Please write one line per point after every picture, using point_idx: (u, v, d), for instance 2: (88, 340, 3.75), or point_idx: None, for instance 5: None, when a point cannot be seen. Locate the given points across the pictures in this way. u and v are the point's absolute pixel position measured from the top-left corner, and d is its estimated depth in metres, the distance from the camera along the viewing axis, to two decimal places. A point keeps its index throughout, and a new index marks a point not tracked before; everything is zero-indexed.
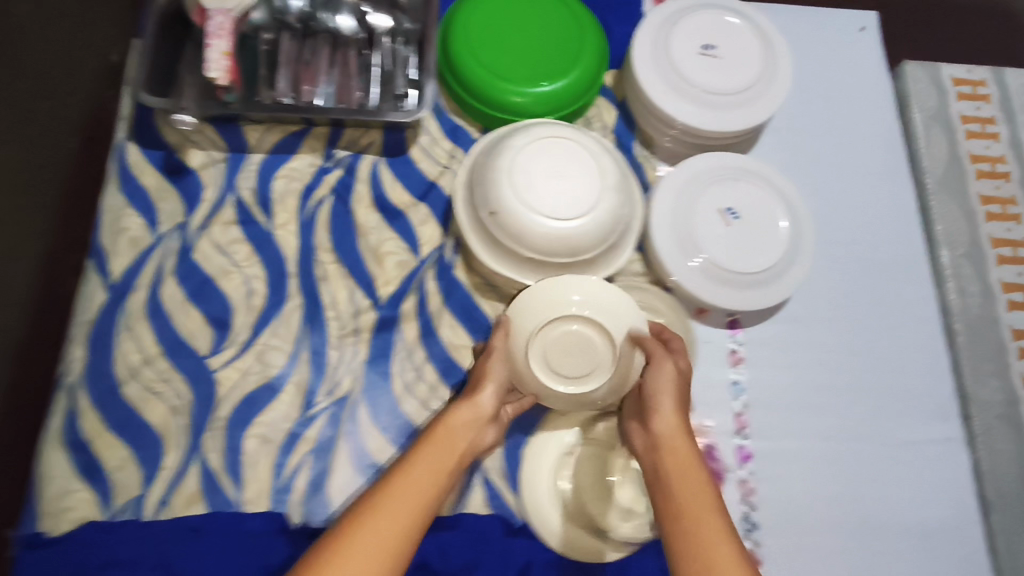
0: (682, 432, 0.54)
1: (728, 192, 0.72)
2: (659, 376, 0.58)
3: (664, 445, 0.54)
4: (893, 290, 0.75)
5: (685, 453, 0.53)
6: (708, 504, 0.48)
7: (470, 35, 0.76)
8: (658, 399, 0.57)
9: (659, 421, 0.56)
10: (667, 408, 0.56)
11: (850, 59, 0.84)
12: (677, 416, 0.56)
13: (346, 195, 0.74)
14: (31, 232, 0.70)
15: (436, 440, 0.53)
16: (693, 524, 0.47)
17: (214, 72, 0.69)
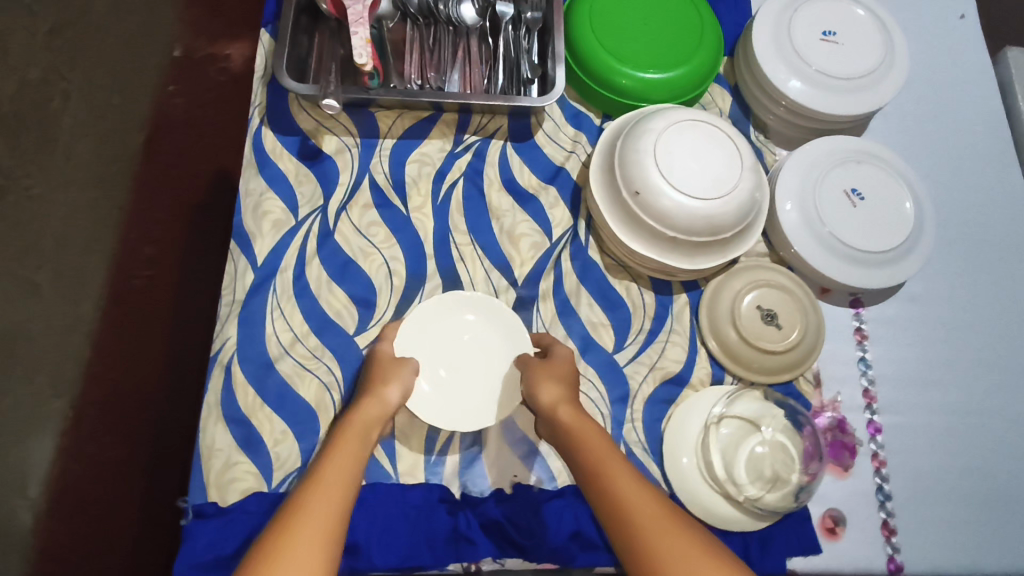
0: (565, 399, 0.57)
1: (851, 174, 0.75)
2: (535, 369, 0.62)
3: (554, 413, 0.56)
4: (1010, 268, 0.77)
5: (577, 416, 0.55)
6: (603, 441, 0.51)
7: (596, 23, 0.78)
8: (537, 384, 0.60)
9: (543, 397, 0.59)
10: (548, 389, 0.59)
11: (955, 45, 0.86)
12: (561, 393, 0.58)
13: (478, 179, 0.76)
14: (120, 237, 1.07)
15: (349, 432, 0.52)
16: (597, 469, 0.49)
17: (362, 59, 0.71)
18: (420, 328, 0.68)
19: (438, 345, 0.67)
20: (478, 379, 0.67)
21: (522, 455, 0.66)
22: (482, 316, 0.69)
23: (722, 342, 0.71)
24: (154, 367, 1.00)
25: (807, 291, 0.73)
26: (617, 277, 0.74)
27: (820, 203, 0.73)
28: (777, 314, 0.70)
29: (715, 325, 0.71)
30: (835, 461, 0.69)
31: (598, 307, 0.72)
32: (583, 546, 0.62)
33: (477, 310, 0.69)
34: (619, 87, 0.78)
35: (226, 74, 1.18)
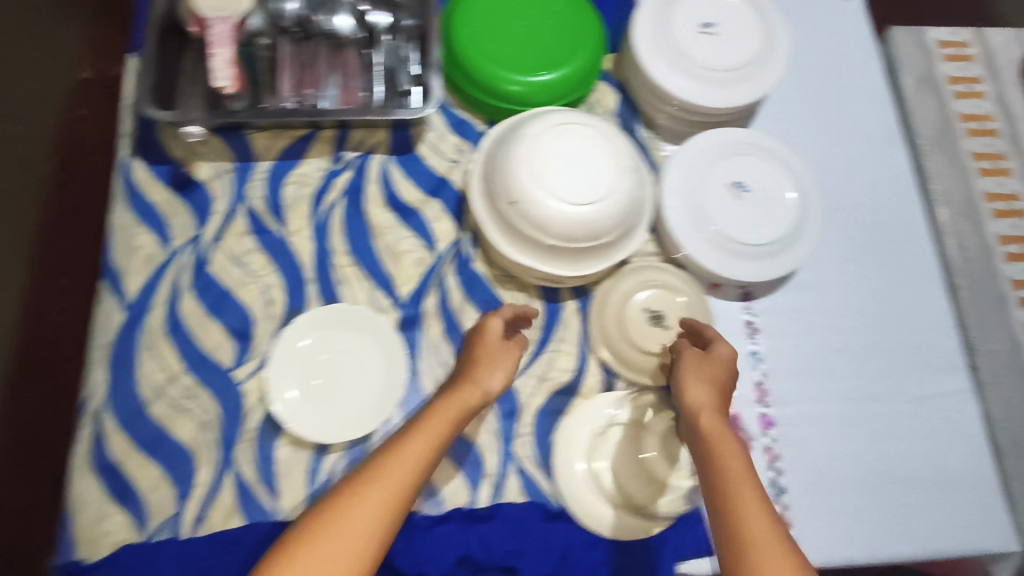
0: (710, 407, 0.57)
1: (737, 166, 0.74)
2: (690, 366, 0.60)
3: (695, 415, 0.57)
4: (897, 250, 0.77)
5: (718, 429, 0.55)
6: (739, 464, 0.51)
7: (470, 27, 0.76)
8: (688, 384, 0.59)
9: (691, 396, 0.58)
10: (700, 392, 0.58)
11: (841, 26, 0.85)
12: (709, 398, 0.58)
13: (358, 197, 0.74)
14: None
15: (438, 415, 0.56)
16: (720, 488, 0.50)
17: (220, 81, 0.69)
18: (291, 341, 0.67)
19: (310, 358, 0.67)
20: (351, 391, 0.67)
21: None
22: (351, 328, 0.69)
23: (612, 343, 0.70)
24: None
25: (693, 288, 0.73)
26: (504, 287, 0.72)
27: (706, 201, 0.72)
28: (664, 317, 0.70)
29: (602, 325, 0.71)
30: None
31: None
32: (470, 570, 0.63)
33: (342, 322, 0.69)
34: (511, 94, 0.76)
35: (87, 69, 0.97)
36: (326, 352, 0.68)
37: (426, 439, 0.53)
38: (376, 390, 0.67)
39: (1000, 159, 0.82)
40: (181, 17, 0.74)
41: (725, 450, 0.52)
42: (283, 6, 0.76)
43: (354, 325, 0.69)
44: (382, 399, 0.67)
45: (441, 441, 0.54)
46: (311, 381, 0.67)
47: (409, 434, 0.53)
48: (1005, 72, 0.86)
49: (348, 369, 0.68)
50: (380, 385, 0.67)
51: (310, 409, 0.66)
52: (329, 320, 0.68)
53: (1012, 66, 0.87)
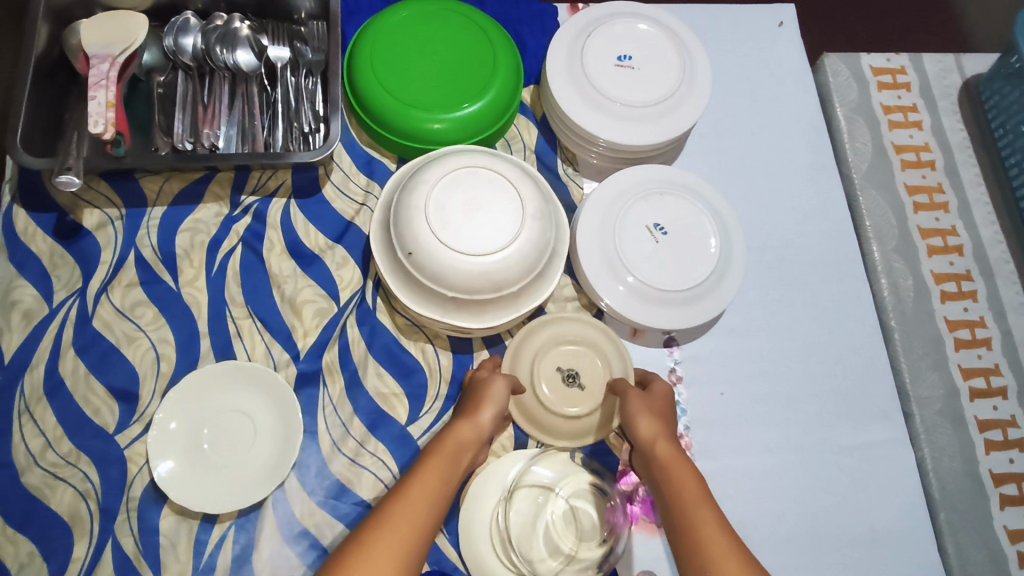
0: (661, 436, 0.57)
1: (656, 208, 0.71)
2: (634, 398, 0.60)
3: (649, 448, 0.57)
4: (828, 289, 0.74)
5: (671, 458, 0.55)
6: (695, 491, 0.51)
7: (377, 63, 0.73)
8: (635, 419, 0.59)
9: (641, 430, 0.58)
10: (645, 424, 0.58)
11: (771, 55, 0.83)
12: (655, 427, 0.58)
13: (257, 244, 0.70)
14: None
15: (434, 463, 0.53)
16: (677, 519, 0.50)
17: (99, 126, 0.64)
18: (183, 403, 0.63)
19: (204, 422, 0.63)
20: (246, 455, 0.63)
21: (300, 553, 0.61)
22: (248, 387, 0.64)
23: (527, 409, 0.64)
24: None
25: (612, 338, 0.67)
26: (411, 339, 0.68)
27: (622, 244, 0.69)
28: (580, 372, 0.65)
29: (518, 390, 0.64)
30: (646, 519, 0.63)
31: (389, 376, 0.67)
32: None
33: (236, 380, 0.64)
34: (433, 132, 0.72)
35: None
36: (221, 415, 0.64)
37: (430, 482, 0.51)
38: (272, 452, 0.63)
39: (936, 192, 0.79)
40: (70, 53, 0.71)
41: (680, 480, 0.52)
42: (180, 42, 0.73)
43: (250, 382, 0.64)
44: (278, 462, 0.62)
45: (443, 490, 0.51)
46: (202, 445, 0.62)
47: (408, 484, 0.50)
48: (941, 101, 0.84)
49: (243, 431, 0.63)
50: (276, 447, 0.63)
51: (198, 476, 0.61)
52: (222, 379, 0.64)
53: (947, 95, 0.84)
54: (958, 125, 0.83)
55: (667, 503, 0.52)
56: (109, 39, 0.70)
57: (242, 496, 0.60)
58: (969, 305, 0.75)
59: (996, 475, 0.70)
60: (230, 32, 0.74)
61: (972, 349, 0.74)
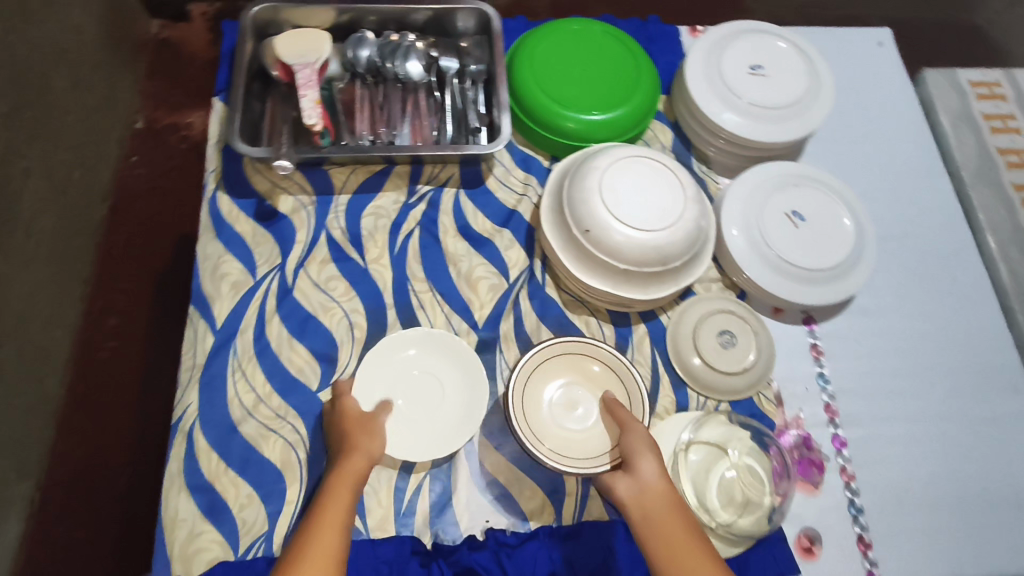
0: (660, 481, 0.56)
1: (793, 197, 0.78)
2: (639, 437, 0.59)
3: (645, 490, 0.55)
4: (951, 275, 0.80)
5: (666, 501, 0.55)
6: (690, 539, 0.52)
7: (532, 70, 0.82)
8: (639, 457, 0.57)
9: (639, 469, 0.57)
10: (646, 461, 0.57)
11: (876, 70, 0.91)
12: (656, 463, 0.57)
13: (433, 228, 0.78)
14: (70, 299, 0.99)
15: (322, 523, 0.50)
16: (680, 564, 0.50)
17: (312, 120, 0.75)
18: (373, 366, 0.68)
19: (396, 383, 0.68)
20: (441, 409, 0.67)
21: (492, 500, 0.66)
22: (432, 348, 0.70)
23: (551, 377, 0.67)
24: (95, 441, 0.95)
25: (618, 390, 0.66)
26: (576, 312, 0.76)
27: (766, 228, 0.75)
28: (581, 407, 0.66)
29: (588, 346, 0.67)
30: (803, 478, 0.69)
31: None
32: None
33: (430, 343, 0.70)
34: (567, 130, 0.81)
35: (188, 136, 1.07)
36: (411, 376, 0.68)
37: (332, 522, 0.50)
38: (460, 404, 0.67)
39: None
40: (267, 63, 0.80)
41: (683, 521, 0.53)
42: (358, 53, 0.83)
43: (441, 344, 0.69)
44: (470, 413, 0.67)
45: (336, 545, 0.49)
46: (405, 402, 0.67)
47: (309, 530, 0.50)
48: None
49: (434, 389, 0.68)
50: (464, 400, 0.67)
51: (406, 428, 0.65)
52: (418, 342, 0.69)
53: None
54: None
55: (664, 542, 0.52)
56: (301, 51, 0.78)
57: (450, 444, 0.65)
58: None
59: None
60: (403, 47, 0.83)
61: None
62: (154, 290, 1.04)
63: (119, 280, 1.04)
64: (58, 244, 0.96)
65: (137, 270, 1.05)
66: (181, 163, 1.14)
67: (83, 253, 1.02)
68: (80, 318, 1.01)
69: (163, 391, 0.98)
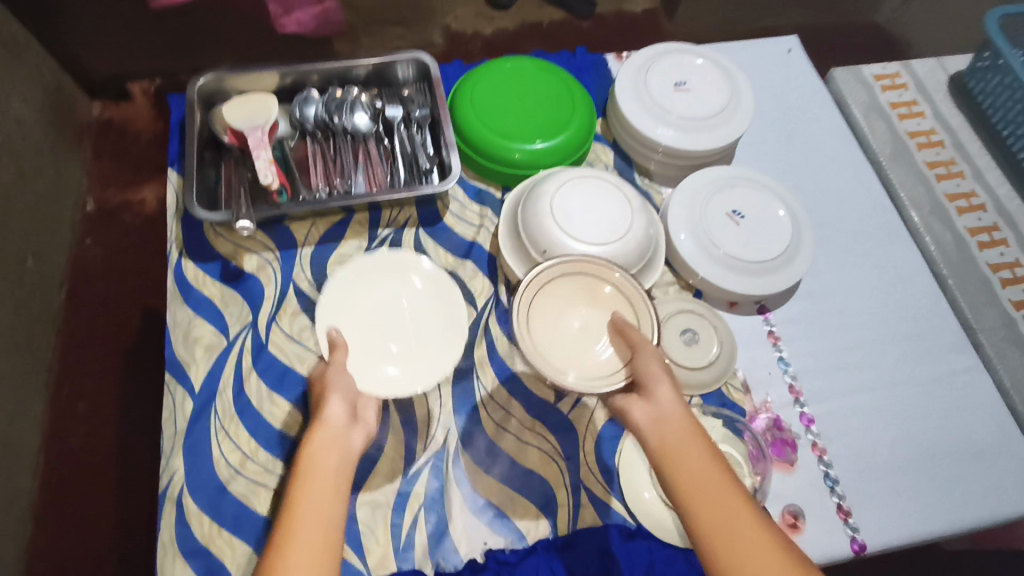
0: (676, 408, 0.50)
1: (731, 198, 0.83)
2: (651, 356, 0.53)
3: (661, 416, 0.49)
4: (884, 251, 0.86)
5: (686, 428, 0.48)
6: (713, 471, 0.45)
7: (475, 109, 0.87)
8: (656, 381, 0.51)
9: (655, 395, 0.51)
10: (662, 387, 0.51)
11: (789, 73, 0.99)
12: (673, 388, 0.51)
13: None
14: (33, 390, 0.97)
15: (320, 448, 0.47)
16: (702, 500, 0.43)
17: (267, 178, 0.77)
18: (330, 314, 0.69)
19: (361, 329, 0.69)
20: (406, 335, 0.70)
21: (487, 522, 0.67)
22: (388, 280, 0.73)
23: (554, 302, 0.57)
24: (76, 530, 0.93)
25: (634, 309, 0.56)
26: None
27: (710, 229, 0.81)
28: (590, 332, 0.56)
29: (598, 264, 0.58)
30: (778, 458, 0.73)
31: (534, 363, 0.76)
32: None
33: (386, 270, 0.73)
34: (514, 161, 0.85)
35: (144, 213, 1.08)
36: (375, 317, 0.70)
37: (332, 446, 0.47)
38: (417, 326, 0.70)
39: (951, 165, 0.94)
40: (219, 131, 0.83)
41: (703, 450, 0.47)
42: (305, 112, 0.87)
43: (399, 270, 0.73)
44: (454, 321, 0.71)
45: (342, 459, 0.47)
46: (371, 330, 0.69)
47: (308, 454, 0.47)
48: (935, 93, 1.00)
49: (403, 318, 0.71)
50: (420, 321, 0.71)
51: (370, 358, 0.67)
52: (377, 269, 0.73)
53: (941, 89, 1.00)
54: (955, 111, 0.98)
55: (683, 470, 0.46)
56: (250, 114, 0.81)
57: (413, 371, 0.68)
58: (1003, 250, 0.88)
59: None
60: (348, 101, 0.88)
61: (1014, 286, 0.86)
62: (122, 368, 1.03)
63: (84, 364, 1.03)
64: (18, 335, 0.95)
65: (101, 352, 1.04)
66: (137, 240, 1.14)
67: (46, 342, 1.01)
68: (48, 408, 0.99)
69: (142, 468, 0.97)
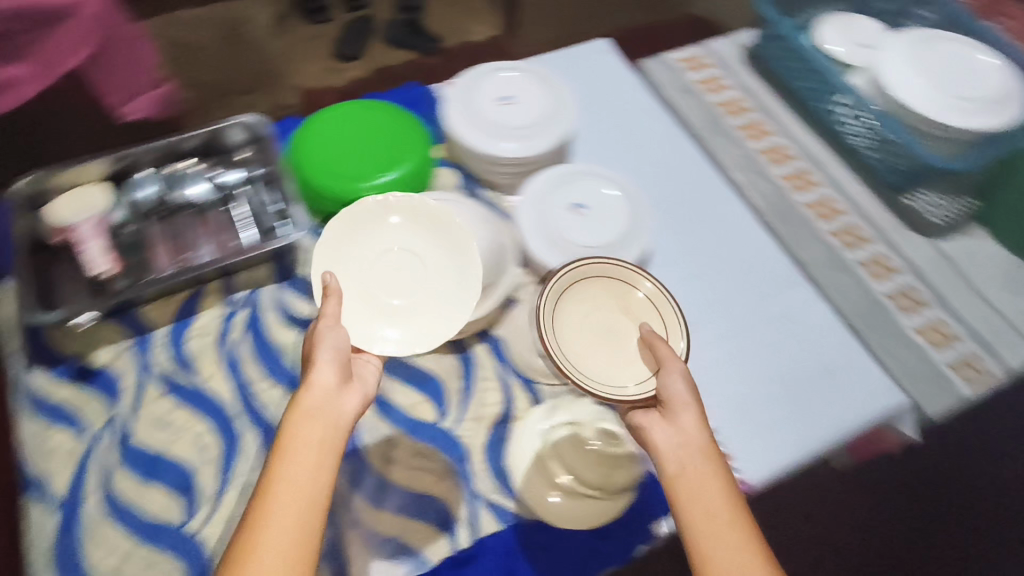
0: (698, 439, 0.58)
1: (571, 193, 0.87)
2: (683, 388, 0.61)
3: (684, 443, 0.58)
4: (715, 212, 0.93)
5: (704, 457, 0.57)
6: (723, 496, 0.55)
7: (313, 158, 0.87)
8: (681, 413, 0.60)
9: (680, 424, 0.59)
10: (690, 417, 0.59)
11: (604, 68, 1.06)
12: (698, 421, 0.59)
13: (259, 328, 0.80)
14: None
15: (302, 432, 0.54)
16: (710, 516, 0.54)
17: (100, 267, 0.80)
18: (327, 262, 0.71)
19: (360, 273, 0.72)
20: (407, 290, 0.72)
21: (389, 557, 0.67)
22: (379, 234, 0.74)
23: (583, 309, 0.71)
24: None
25: (663, 318, 0.70)
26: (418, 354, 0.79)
27: (557, 226, 0.84)
28: (616, 335, 0.70)
29: (630, 275, 0.71)
30: None
31: (410, 388, 0.77)
32: None
33: (373, 221, 0.74)
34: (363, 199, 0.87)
35: None
36: (370, 258, 0.72)
37: (313, 429, 0.55)
38: (418, 281, 0.72)
39: (759, 125, 1.03)
40: (44, 232, 0.81)
41: (716, 479, 0.56)
42: (138, 194, 0.85)
43: (392, 220, 0.75)
44: (450, 247, 0.73)
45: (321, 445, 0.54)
46: (371, 288, 0.71)
47: (292, 437, 0.54)
48: (733, 65, 1.10)
49: (399, 265, 0.73)
50: (420, 275, 0.72)
51: (371, 316, 0.69)
52: (368, 225, 0.74)
53: (737, 60, 1.10)
54: (753, 78, 1.09)
55: (696, 493, 0.55)
56: (77, 208, 0.82)
57: (417, 330, 0.69)
58: (816, 190, 0.97)
59: (890, 295, 0.87)
60: (181, 176, 0.88)
61: (831, 218, 0.94)
62: None
63: None
64: None
65: None
66: None
67: None
68: None
69: None
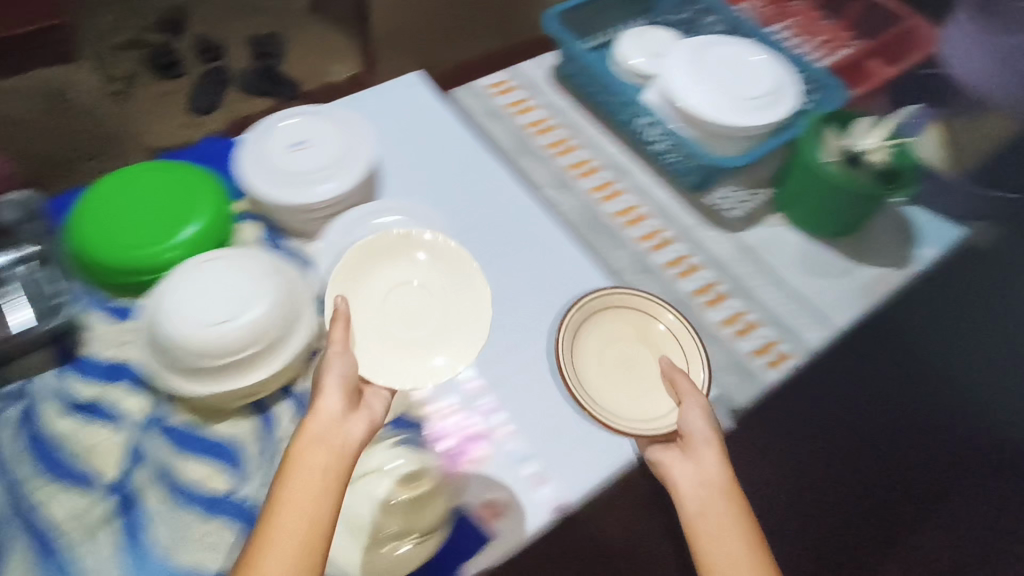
0: (722, 479, 0.62)
1: (372, 232, 0.85)
2: (702, 432, 0.65)
3: (705, 480, 0.62)
4: (526, 231, 0.93)
5: (723, 492, 0.62)
6: (744, 528, 0.59)
7: (95, 231, 0.82)
8: (703, 450, 0.64)
9: (704, 461, 0.63)
10: (713, 458, 0.64)
11: (410, 102, 1.05)
12: (720, 465, 0.63)
13: (32, 420, 0.73)
14: None
15: (308, 461, 0.55)
16: (726, 546, 0.58)
17: None
18: (340, 285, 0.74)
19: (371, 305, 0.74)
20: (431, 317, 0.75)
21: None
22: (396, 263, 0.77)
23: (608, 337, 0.78)
24: None
25: (689, 350, 0.77)
26: (215, 421, 0.75)
27: None
28: (636, 363, 0.77)
29: (653, 307, 0.80)
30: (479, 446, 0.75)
31: (202, 462, 0.73)
32: None
33: (387, 253, 0.77)
34: (165, 263, 0.82)
35: None
36: (388, 292, 0.76)
37: (323, 456, 0.56)
38: (441, 310, 0.75)
39: (566, 142, 1.06)
40: None
41: (736, 515, 0.60)
42: None
43: (396, 251, 0.78)
44: (458, 282, 0.77)
45: (328, 473, 0.55)
46: (390, 321, 0.74)
47: (298, 464, 0.55)
48: (540, 86, 1.12)
49: (414, 296, 0.76)
50: (441, 305, 0.76)
51: (396, 353, 0.71)
52: (382, 253, 0.77)
53: (543, 81, 1.13)
54: (560, 96, 1.11)
55: (718, 529, 0.59)
56: None
57: (462, 349, 0.73)
58: (623, 199, 1.00)
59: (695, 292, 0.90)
60: None
61: (639, 224, 0.97)
62: None
63: None
64: None
65: None
66: None
67: None
68: None
69: None
